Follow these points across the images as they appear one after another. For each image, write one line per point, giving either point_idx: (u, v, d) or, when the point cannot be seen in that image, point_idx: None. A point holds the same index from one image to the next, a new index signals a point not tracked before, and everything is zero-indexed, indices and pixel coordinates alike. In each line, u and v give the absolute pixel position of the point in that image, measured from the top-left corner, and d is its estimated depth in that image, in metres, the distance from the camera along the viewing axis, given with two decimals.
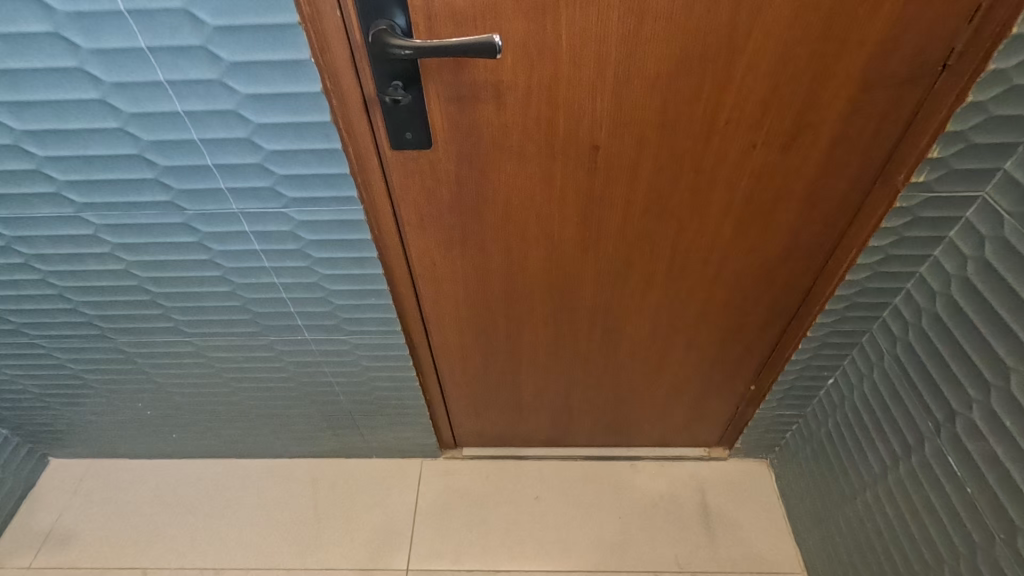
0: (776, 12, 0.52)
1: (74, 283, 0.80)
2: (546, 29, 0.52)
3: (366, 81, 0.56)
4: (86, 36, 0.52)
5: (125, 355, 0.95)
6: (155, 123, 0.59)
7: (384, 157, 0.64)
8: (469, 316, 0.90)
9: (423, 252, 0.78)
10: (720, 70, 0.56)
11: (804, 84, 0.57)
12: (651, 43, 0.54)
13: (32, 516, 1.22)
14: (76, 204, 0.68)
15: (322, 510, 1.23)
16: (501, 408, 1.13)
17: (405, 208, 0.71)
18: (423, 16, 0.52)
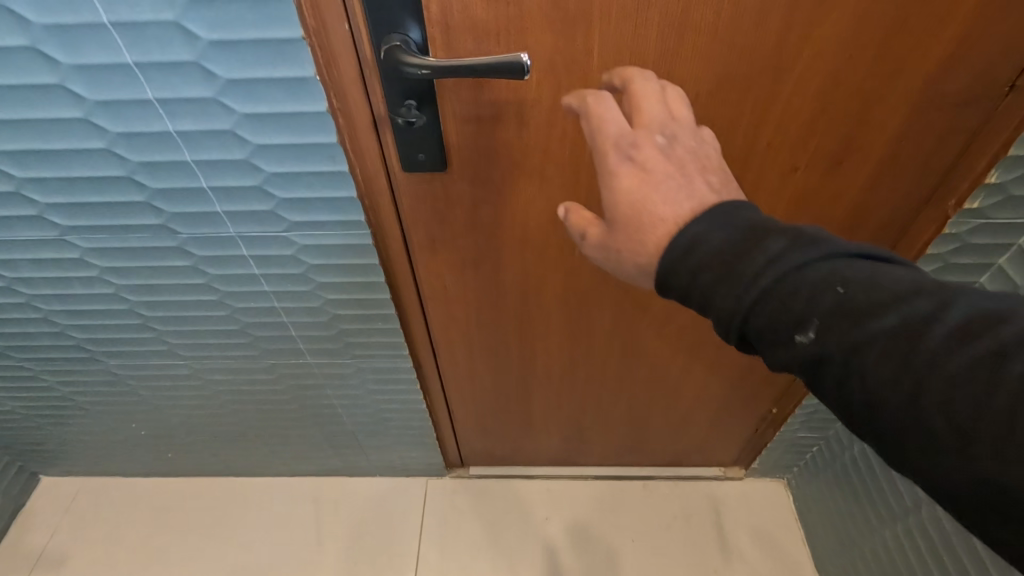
0: (833, 27, 0.46)
1: (62, 306, 0.75)
2: (577, 45, 0.47)
3: (376, 99, 0.51)
4: (66, 51, 0.47)
5: (118, 377, 0.90)
6: (144, 143, 0.55)
7: (394, 180, 0.59)
8: (480, 339, 0.85)
9: (433, 276, 0.73)
10: (765, 91, 0.50)
11: (855, 104, 0.52)
12: (691, 64, 0.48)
13: (22, 536, 1.17)
14: (60, 226, 0.63)
15: (324, 532, 1.19)
16: (510, 429, 1.09)
17: (415, 231, 0.66)
18: (441, 31, 0.47)
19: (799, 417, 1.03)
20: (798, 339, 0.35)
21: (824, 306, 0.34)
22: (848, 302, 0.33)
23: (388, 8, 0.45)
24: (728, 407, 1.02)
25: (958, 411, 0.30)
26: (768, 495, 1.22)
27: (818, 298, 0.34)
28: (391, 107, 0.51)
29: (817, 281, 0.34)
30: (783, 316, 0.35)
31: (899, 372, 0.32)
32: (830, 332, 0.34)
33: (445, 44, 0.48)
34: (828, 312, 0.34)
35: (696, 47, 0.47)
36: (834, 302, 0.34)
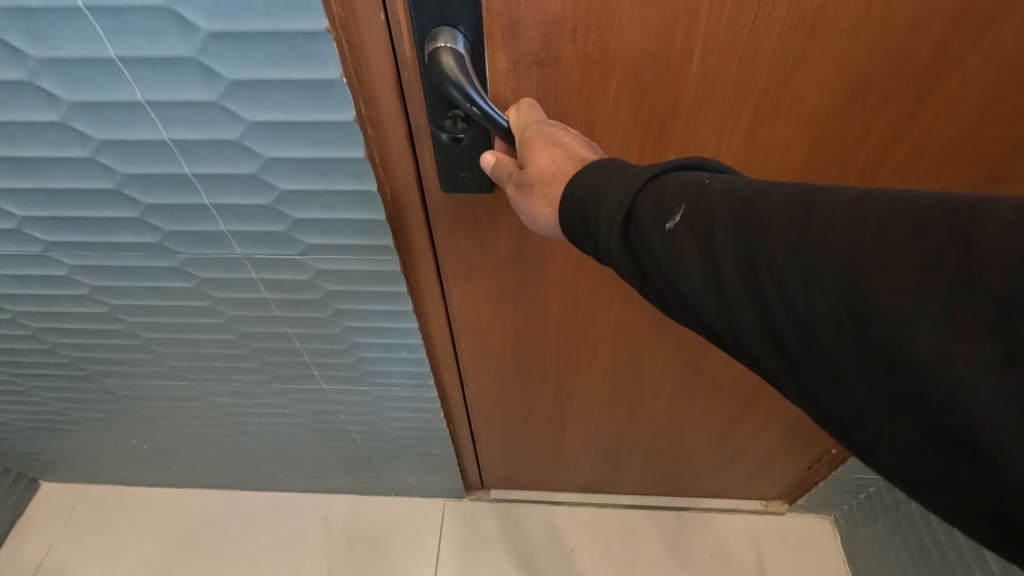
0: (1008, 33, 0.38)
1: (51, 324, 0.67)
2: (672, 42, 0.39)
3: (416, 111, 0.42)
4: (33, 40, 0.38)
5: (115, 395, 0.83)
6: (135, 153, 0.46)
7: (432, 203, 0.50)
8: (514, 371, 0.76)
9: (465, 305, 0.63)
10: (904, 107, 0.43)
11: (1011, 125, 0.45)
12: (814, 71, 0.40)
13: (18, 551, 1.11)
14: (42, 242, 0.55)
15: (335, 557, 1.11)
16: (539, 458, 1.00)
17: (450, 260, 0.57)
18: (503, 23, 0.38)
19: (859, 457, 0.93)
20: (671, 230, 0.32)
21: (691, 194, 0.32)
22: (714, 191, 0.32)
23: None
24: (783, 446, 0.93)
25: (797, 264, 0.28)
26: (815, 534, 1.13)
27: (685, 190, 0.32)
28: (434, 120, 0.42)
29: (680, 179, 0.33)
30: (651, 206, 0.33)
31: (764, 247, 0.29)
32: (697, 222, 0.31)
33: (504, 39, 0.38)
34: (696, 201, 0.32)
35: (826, 55, 0.39)
36: (702, 193, 0.32)
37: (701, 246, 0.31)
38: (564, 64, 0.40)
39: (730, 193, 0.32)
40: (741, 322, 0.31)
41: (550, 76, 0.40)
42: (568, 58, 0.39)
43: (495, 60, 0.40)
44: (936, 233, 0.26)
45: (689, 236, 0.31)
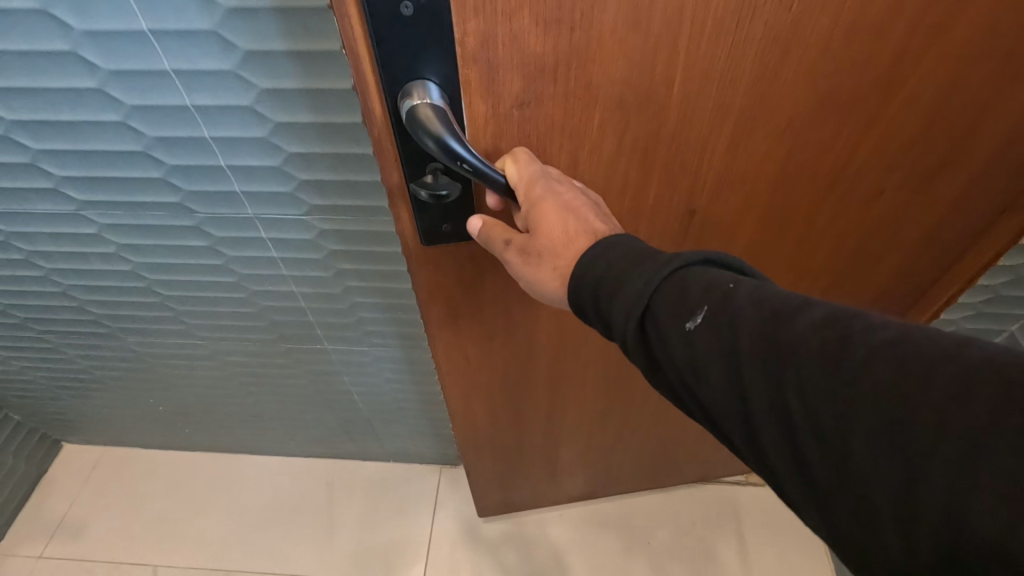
0: (954, 38, 0.44)
1: (80, 281, 0.74)
2: (654, 72, 0.41)
3: (389, 169, 0.44)
4: (77, 15, 0.43)
5: (135, 352, 0.89)
6: (161, 118, 0.51)
7: (410, 252, 0.52)
8: (506, 398, 0.79)
9: (451, 351, 0.67)
10: (868, 110, 0.49)
11: (959, 121, 0.51)
12: (790, 84, 0.45)
13: (44, 505, 1.19)
14: (76, 201, 0.61)
15: (337, 514, 1.19)
16: (535, 476, 1.04)
17: (435, 307, 0.59)
18: (484, 70, 0.39)
19: None
20: (691, 329, 0.34)
21: (715, 298, 0.34)
22: (740, 298, 0.33)
23: (420, 49, 0.36)
24: None
25: (824, 390, 0.29)
26: None
27: (709, 291, 0.34)
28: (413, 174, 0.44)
29: (703, 280, 0.35)
30: (672, 306, 0.35)
31: (782, 362, 0.30)
32: (718, 324, 0.33)
33: (483, 82, 0.39)
34: (718, 303, 0.34)
35: (801, 71, 0.44)
36: (725, 297, 0.34)
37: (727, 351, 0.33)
38: (546, 102, 0.42)
39: (753, 299, 0.33)
40: (765, 439, 0.31)
41: (532, 116, 0.42)
42: (550, 97, 0.41)
43: (473, 105, 0.41)
44: (984, 392, 0.25)
45: (709, 339, 0.33)
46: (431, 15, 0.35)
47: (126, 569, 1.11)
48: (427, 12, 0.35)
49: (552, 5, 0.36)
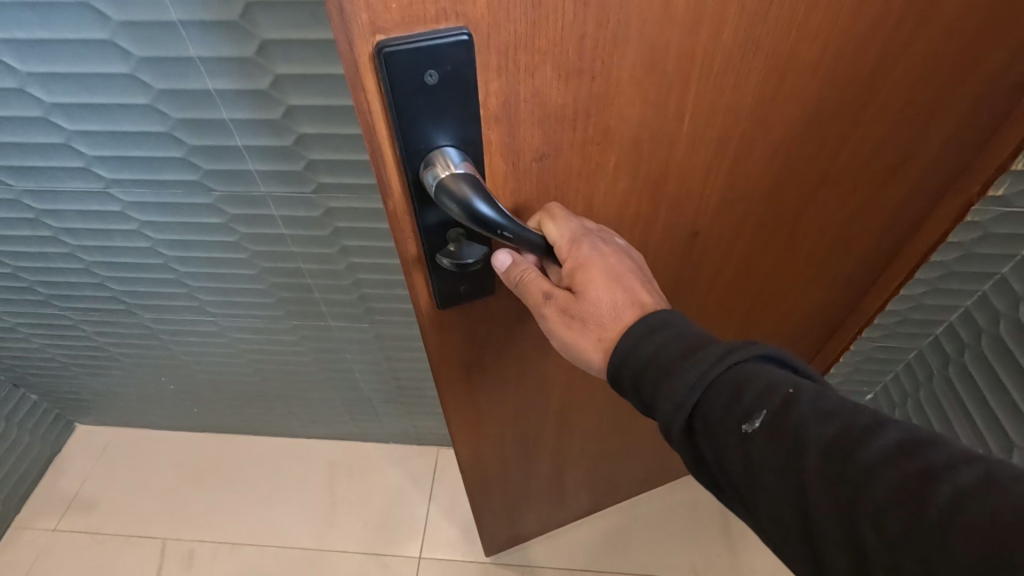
0: (922, 39, 0.45)
1: (102, 258, 0.80)
2: (667, 108, 0.42)
3: (406, 240, 0.42)
4: (116, 7, 0.50)
5: (150, 331, 0.96)
6: (184, 100, 0.57)
7: (422, 317, 0.50)
8: (515, 433, 0.80)
9: (464, 404, 0.67)
10: (851, 118, 0.50)
11: (932, 115, 0.53)
12: (784, 104, 0.46)
13: (57, 481, 1.24)
14: (104, 178, 0.67)
15: (337, 493, 1.23)
16: (540, 505, 1.05)
17: (450, 368, 0.59)
18: (505, 128, 0.38)
19: None
20: (747, 431, 0.37)
21: (774, 403, 0.37)
22: (803, 405, 0.36)
23: (444, 115, 0.35)
24: None
25: (903, 528, 0.31)
26: None
27: (763, 394, 0.37)
28: (433, 247, 0.42)
29: (763, 378, 0.38)
30: (732, 407, 0.38)
31: (857, 491, 0.33)
32: (776, 433, 0.36)
33: (503, 141, 0.38)
34: (776, 409, 0.37)
35: (789, 90, 0.45)
36: (787, 404, 0.37)
37: (789, 457, 0.35)
38: (563, 151, 0.41)
39: (816, 404, 0.36)
40: (820, 520, 0.34)
41: (550, 166, 0.42)
42: (567, 146, 0.41)
43: (494, 163, 0.39)
44: None
45: (767, 441, 0.36)
46: (456, 81, 0.34)
47: (137, 541, 1.17)
48: (452, 78, 0.33)
49: (574, 59, 0.36)
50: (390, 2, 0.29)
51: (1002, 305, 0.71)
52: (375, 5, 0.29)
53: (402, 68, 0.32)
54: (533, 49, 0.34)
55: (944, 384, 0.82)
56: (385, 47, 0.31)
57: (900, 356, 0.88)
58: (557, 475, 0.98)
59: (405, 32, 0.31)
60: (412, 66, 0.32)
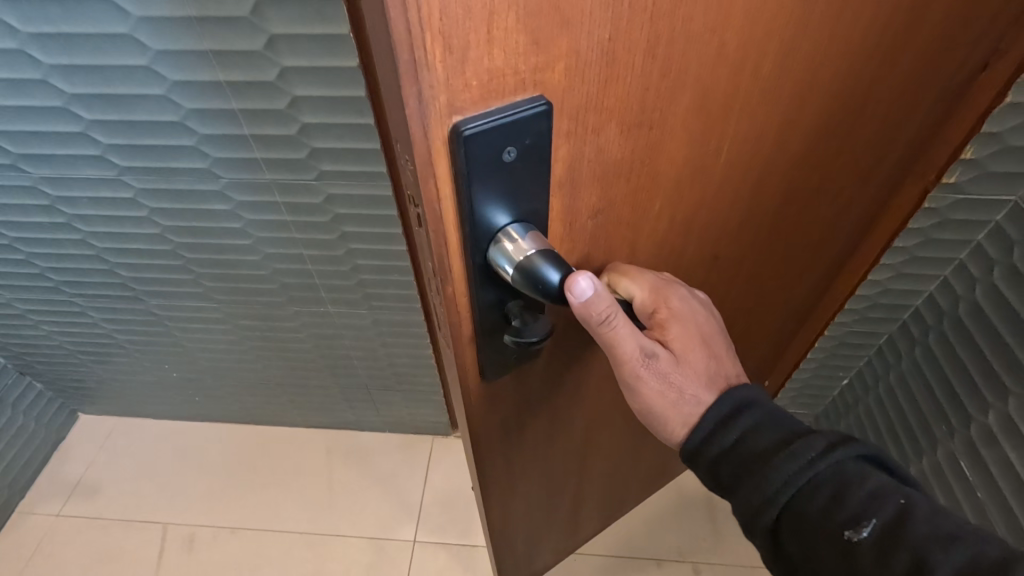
0: (904, 54, 0.49)
1: (112, 244, 0.84)
2: (703, 146, 0.45)
3: (461, 318, 0.42)
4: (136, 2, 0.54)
5: (156, 317, 1.00)
6: (196, 91, 0.62)
7: (466, 388, 0.50)
8: (541, 475, 0.79)
9: (494, 464, 0.65)
10: (845, 131, 0.54)
11: (907, 117, 0.57)
12: (793, 127, 0.50)
13: (61, 469, 1.28)
14: (118, 166, 0.71)
15: (335, 480, 1.27)
16: (559, 534, 1.04)
17: (488, 432, 0.59)
18: (568, 190, 0.40)
19: (792, 389, 1.06)
20: (853, 533, 0.45)
21: (879, 510, 0.45)
22: (909, 517, 0.45)
23: (511, 188, 0.36)
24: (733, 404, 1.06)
25: None
26: None
27: (871, 502, 0.46)
28: (489, 321, 0.43)
29: (870, 484, 0.47)
30: (843, 509, 0.46)
31: None
32: (882, 538, 0.44)
33: (564, 203, 0.40)
34: (880, 514, 0.45)
35: (797, 113, 0.49)
36: (892, 511, 0.45)
37: (905, 567, 0.42)
38: (616, 203, 0.44)
39: (928, 522, 0.44)
40: None
41: (602, 220, 0.44)
42: (619, 198, 0.44)
43: (553, 226, 0.41)
44: None
45: (871, 545, 0.44)
46: (529, 152, 0.35)
47: (138, 525, 1.20)
48: (528, 150, 0.35)
49: (634, 111, 0.38)
50: (470, 82, 0.30)
51: (960, 288, 0.76)
52: (454, 88, 0.29)
53: (479, 146, 0.32)
54: (599, 109, 0.36)
55: (911, 366, 0.86)
56: (462, 127, 0.31)
57: (872, 341, 0.92)
58: (574, 504, 0.97)
59: (482, 110, 0.31)
60: (489, 144, 0.33)
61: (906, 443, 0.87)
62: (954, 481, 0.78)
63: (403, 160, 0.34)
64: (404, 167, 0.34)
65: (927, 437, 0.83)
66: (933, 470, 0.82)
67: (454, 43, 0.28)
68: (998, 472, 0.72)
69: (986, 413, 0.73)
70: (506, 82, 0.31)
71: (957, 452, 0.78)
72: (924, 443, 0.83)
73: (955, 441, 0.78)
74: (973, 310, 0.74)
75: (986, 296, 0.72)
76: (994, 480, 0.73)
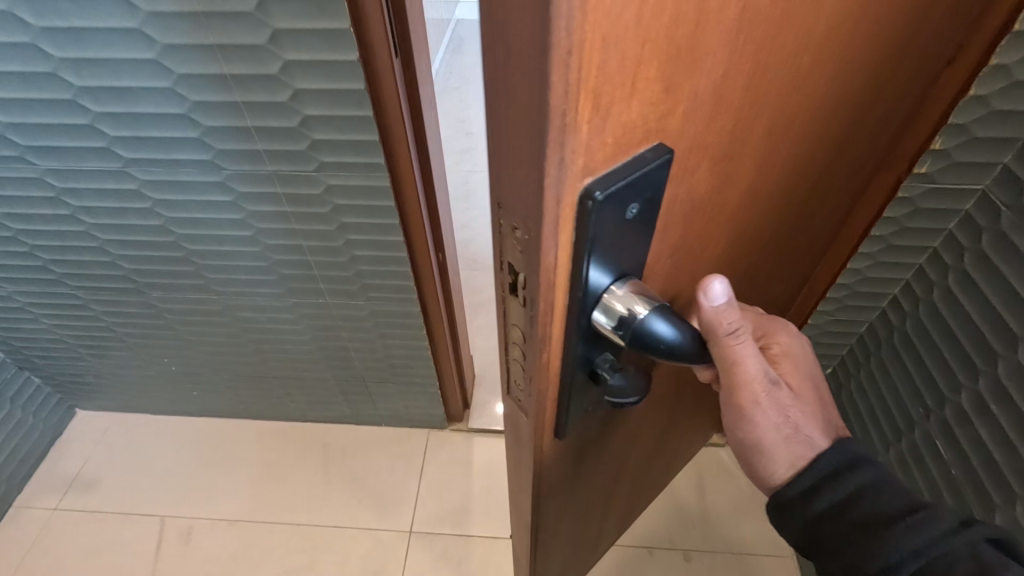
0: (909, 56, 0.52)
1: (116, 236, 0.86)
2: (760, 167, 0.46)
3: (551, 378, 0.40)
4: None
5: (156, 310, 1.01)
6: (201, 84, 0.64)
7: (540, 445, 0.48)
8: (583, 504, 0.77)
9: (549, 508, 0.63)
10: (857, 132, 0.56)
11: (899, 110, 0.60)
12: (824, 136, 0.51)
13: (59, 463, 1.29)
14: (123, 158, 0.74)
15: (331, 472, 1.29)
16: (586, 553, 1.02)
17: (550, 481, 0.57)
18: (661, 232, 0.39)
19: None
20: None
21: None
22: None
23: (626, 243, 0.35)
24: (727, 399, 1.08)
25: None
26: None
27: None
28: (577, 381, 0.42)
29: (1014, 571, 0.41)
30: None
31: None
32: None
33: (656, 245, 0.40)
34: None
35: (829, 124, 0.50)
36: None
37: None
38: (689, 233, 0.44)
39: None
40: None
41: (678, 251, 0.44)
42: (693, 226, 0.44)
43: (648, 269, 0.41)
44: None
45: None
46: (647, 206, 0.34)
47: (135, 519, 1.21)
48: (648, 203, 0.34)
49: (719, 144, 0.38)
50: (606, 140, 0.28)
51: (933, 274, 0.79)
52: (592, 148, 0.28)
53: (607, 208, 0.30)
54: (696, 146, 0.36)
55: (891, 352, 0.89)
56: (594, 192, 0.29)
57: (853, 329, 0.96)
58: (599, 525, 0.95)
59: (611, 167, 0.30)
60: (617, 204, 0.31)
61: (886, 425, 0.90)
62: (931, 460, 0.82)
63: (512, 229, 0.33)
64: (514, 238, 0.33)
65: (905, 418, 0.86)
66: (912, 450, 0.85)
67: (603, 100, 0.26)
68: (969, 448, 0.76)
69: (958, 393, 0.77)
70: (635, 134, 0.30)
71: (933, 432, 0.82)
72: (902, 424, 0.87)
73: (932, 422, 0.82)
74: (946, 294, 0.78)
75: (957, 281, 0.76)
76: (967, 457, 0.76)
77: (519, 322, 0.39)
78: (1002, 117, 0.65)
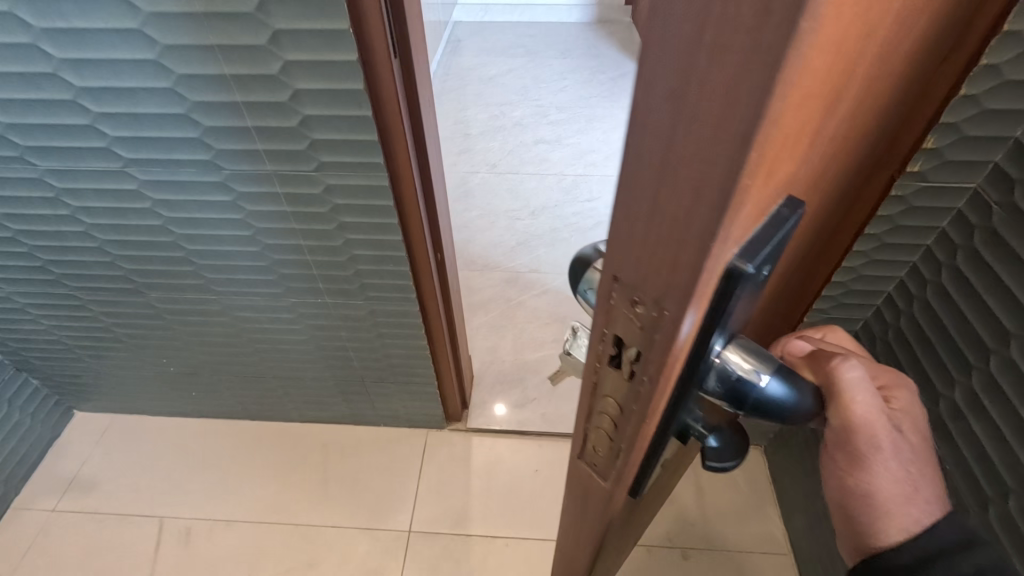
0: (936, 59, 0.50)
1: (115, 237, 0.86)
2: (830, 194, 0.43)
3: (641, 447, 0.37)
4: None
5: (155, 310, 1.02)
6: (202, 85, 0.65)
7: (614, 505, 0.45)
8: (631, 532, 0.74)
9: (606, 549, 0.61)
10: (890, 141, 0.54)
11: (907, 108, 0.58)
12: (872, 154, 0.49)
13: (56, 465, 1.28)
14: (123, 158, 0.74)
15: (330, 473, 1.29)
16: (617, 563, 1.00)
17: (612, 530, 0.54)
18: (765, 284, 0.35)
19: None
20: None
21: None
22: None
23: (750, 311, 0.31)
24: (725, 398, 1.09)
25: None
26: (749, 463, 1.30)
27: None
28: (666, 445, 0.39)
29: None
30: None
31: None
32: None
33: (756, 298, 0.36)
34: None
35: (879, 142, 0.47)
36: None
37: None
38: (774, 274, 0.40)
39: None
40: None
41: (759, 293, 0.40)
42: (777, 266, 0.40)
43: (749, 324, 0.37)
44: None
45: None
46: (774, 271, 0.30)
47: (134, 520, 1.21)
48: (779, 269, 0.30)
49: (819, 182, 0.34)
50: (763, 206, 0.23)
51: (927, 272, 0.81)
52: (753, 218, 0.22)
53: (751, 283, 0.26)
54: (806, 188, 0.32)
55: (884, 349, 0.90)
56: (747, 268, 0.24)
57: (849, 327, 0.96)
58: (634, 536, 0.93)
59: (761, 236, 0.24)
60: (759, 276, 0.26)
61: None
62: None
63: (627, 303, 0.28)
64: (629, 312, 0.28)
65: None
66: None
67: (778, 162, 0.21)
68: (962, 443, 0.77)
69: (951, 388, 0.78)
70: (784, 187, 0.25)
71: None
72: None
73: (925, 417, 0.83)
74: (939, 290, 0.79)
75: (949, 278, 0.77)
76: (960, 451, 0.77)
77: (616, 388, 0.35)
78: (995, 117, 0.65)
